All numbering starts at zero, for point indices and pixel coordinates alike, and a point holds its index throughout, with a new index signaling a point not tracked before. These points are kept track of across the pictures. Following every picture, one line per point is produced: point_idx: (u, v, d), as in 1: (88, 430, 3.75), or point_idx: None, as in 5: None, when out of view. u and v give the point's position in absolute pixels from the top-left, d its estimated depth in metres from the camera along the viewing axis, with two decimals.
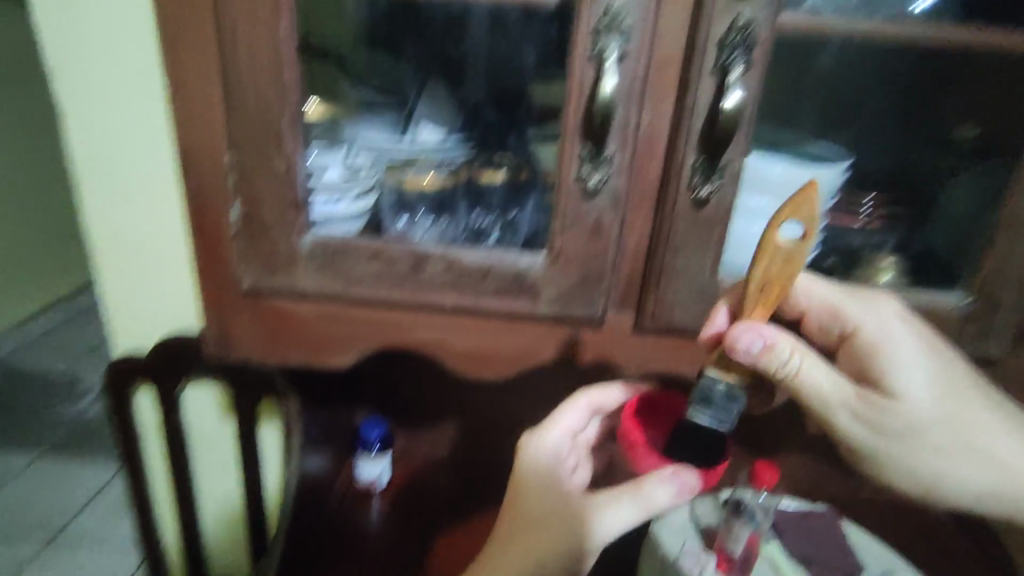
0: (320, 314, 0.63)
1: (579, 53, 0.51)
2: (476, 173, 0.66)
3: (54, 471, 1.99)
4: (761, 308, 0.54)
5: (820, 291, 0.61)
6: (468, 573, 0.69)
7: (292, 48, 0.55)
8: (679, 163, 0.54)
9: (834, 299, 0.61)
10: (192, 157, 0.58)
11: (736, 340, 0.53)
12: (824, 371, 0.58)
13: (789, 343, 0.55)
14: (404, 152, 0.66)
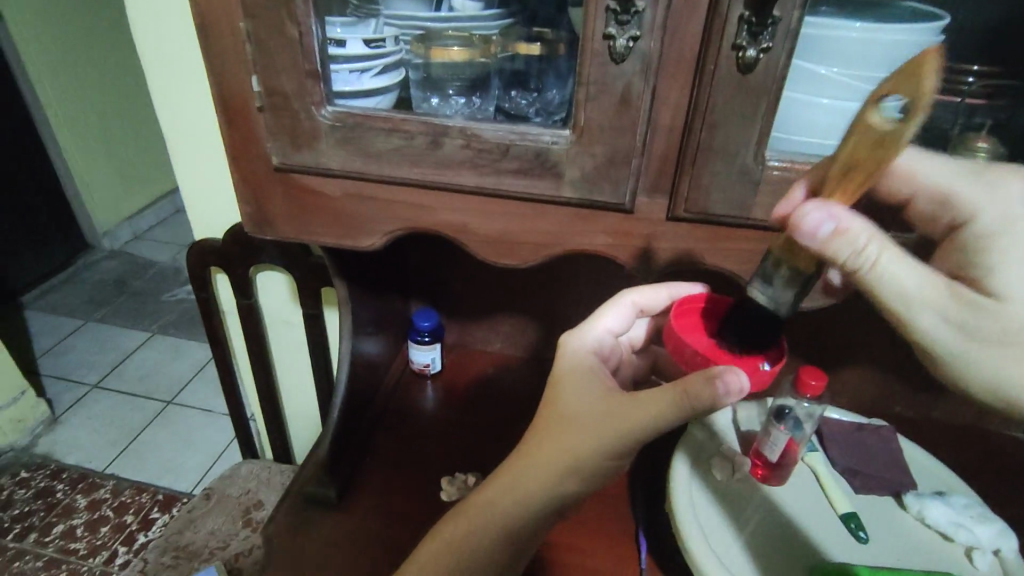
0: (347, 192, 0.63)
1: None
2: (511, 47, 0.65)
3: (166, 347, 2.36)
4: (840, 194, 0.46)
5: (927, 170, 0.51)
6: (502, 467, 0.64)
7: None
8: (722, 19, 0.47)
9: (944, 179, 0.51)
10: (210, 26, 0.57)
11: (800, 220, 0.45)
12: (912, 267, 0.46)
13: (868, 227, 0.45)
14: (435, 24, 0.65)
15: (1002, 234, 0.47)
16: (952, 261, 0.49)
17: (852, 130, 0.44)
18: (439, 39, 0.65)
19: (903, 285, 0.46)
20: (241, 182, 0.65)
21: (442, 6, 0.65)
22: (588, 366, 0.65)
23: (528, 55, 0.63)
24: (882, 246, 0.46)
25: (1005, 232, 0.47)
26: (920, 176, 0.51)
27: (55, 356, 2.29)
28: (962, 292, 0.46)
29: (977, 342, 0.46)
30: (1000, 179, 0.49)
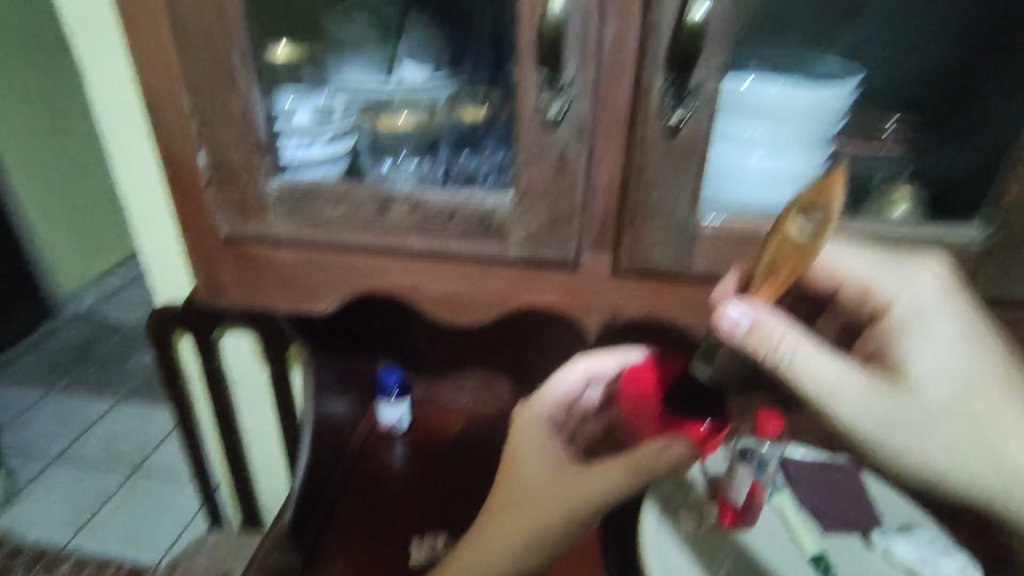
0: (298, 261, 0.63)
1: None
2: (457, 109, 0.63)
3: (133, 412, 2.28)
4: (765, 288, 0.48)
5: (852, 263, 0.54)
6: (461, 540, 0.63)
7: None
8: (647, 86, 0.50)
9: (867, 275, 0.54)
10: (157, 106, 0.58)
11: (721, 314, 0.49)
12: (829, 363, 0.50)
13: (785, 326, 0.49)
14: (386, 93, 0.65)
15: (916, 325, 0.54)
16: (873, 344, 0.56)
17: (773, 234, 0.47)
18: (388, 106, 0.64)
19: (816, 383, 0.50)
20: (191, 253, 0.65)
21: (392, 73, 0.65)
22: (537, 431, 0.65)
23: (472, 120, 0.62)
24: (800, 344, 0.49)
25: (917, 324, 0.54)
26: (849, 271, 0.55)
27: (14, 430, 2.19)
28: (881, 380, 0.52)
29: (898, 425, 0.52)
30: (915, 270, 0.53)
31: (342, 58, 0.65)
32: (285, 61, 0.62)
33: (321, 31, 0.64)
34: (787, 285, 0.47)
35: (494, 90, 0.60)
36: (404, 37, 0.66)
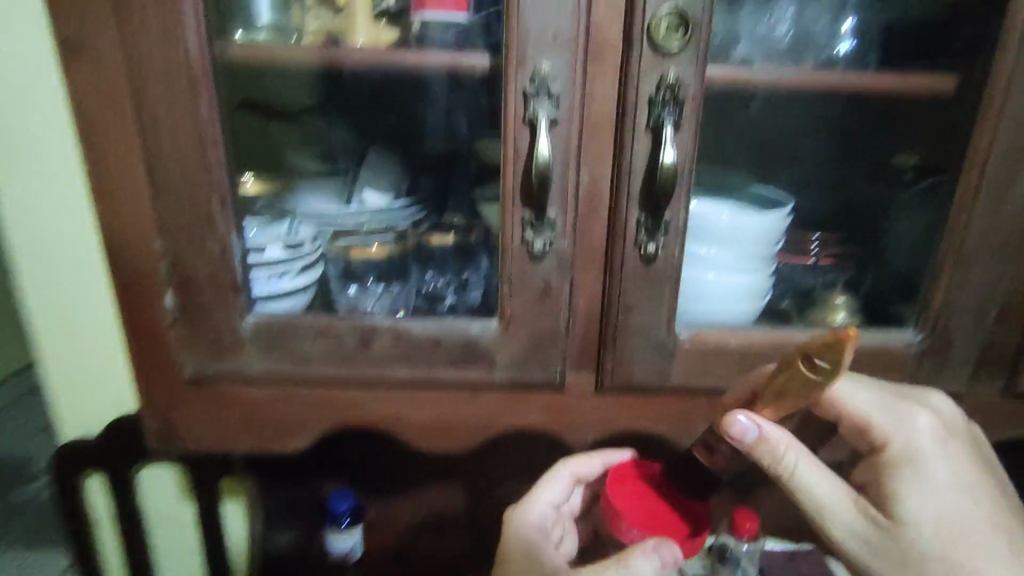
0: (271, 397, 0.60)
1: (512, 119, 0.50)
2: (426, 237, 0.63)
3: None
4: (770, 408, 0.51)
5: (860, 398, 0.54)
6: None
7: (217, 128, 0.52)
8: (623, 221, 0.53)
9: (872, 412, 0.53)
10: (121, 248, 0.55)
11: (730, 425, 0.51)
12: (828, 478, 0.53)
13: (790, 438, 0.52)
14: (351, 219, 0.64)
15: (909, 464, 0.53)
16: (868, 475, 0.55)
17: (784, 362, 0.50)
18: (356, 234, 0.63)
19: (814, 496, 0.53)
20: (146, 399, 0.60)
21: (353, 199, 0.64)
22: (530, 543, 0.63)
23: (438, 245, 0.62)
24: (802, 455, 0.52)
25: (911, 464, 0.53)
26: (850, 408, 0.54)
27: None
28: (871, 510, 0.53)
29: (888, 559, 0.52)
30: (911, 406, 0.54)
31: (305, 187, 0.64)
32: (255, 193, 0.60)
33: (283, 161, 0.63)
34: (794, 408, 0.50)
35: (463, 217, 0.62)
36: (364, 164, 0.64)
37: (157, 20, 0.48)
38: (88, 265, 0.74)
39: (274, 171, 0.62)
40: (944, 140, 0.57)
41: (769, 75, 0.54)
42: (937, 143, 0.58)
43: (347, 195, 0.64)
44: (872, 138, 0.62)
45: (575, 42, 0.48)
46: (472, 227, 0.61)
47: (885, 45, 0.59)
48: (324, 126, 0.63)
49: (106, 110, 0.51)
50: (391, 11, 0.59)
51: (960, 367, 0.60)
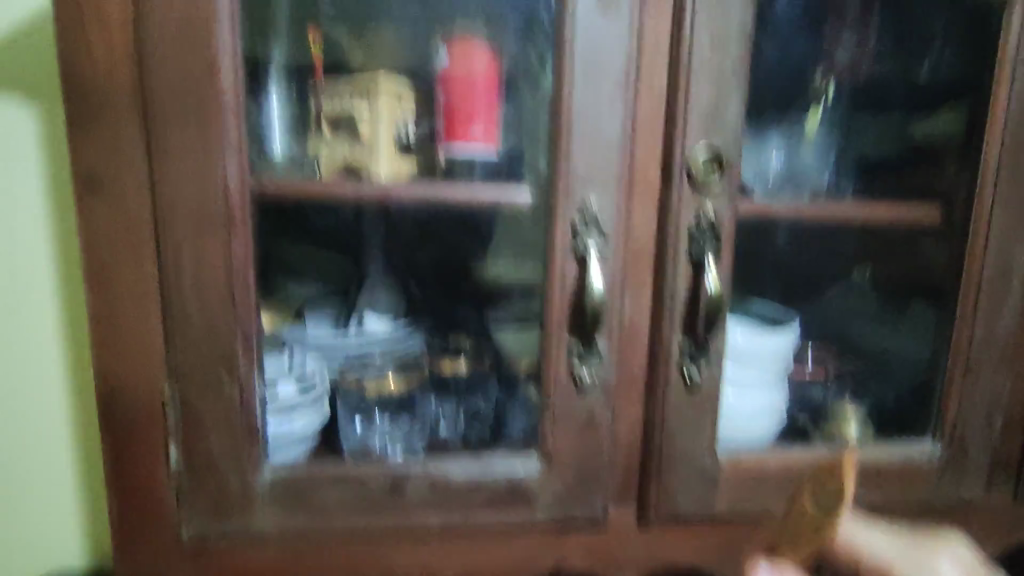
0: (283, 557, 0.53)
1: (561, 252, 0.50)
2: (437, 363, 0.60)
3: None
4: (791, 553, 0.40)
5: (877, 544, 0.41)
6: None
7: (248, 269, 0.47)
8: (667, 349, 0.53)
9: (892, 560, 0.41)
10: (123, 397, 0.48)
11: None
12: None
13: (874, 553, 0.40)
14: (354, 348, 0.59)
15: None
16: None
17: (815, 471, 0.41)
18: (365, 365, 0.59)
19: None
20: (129, 573, 0.51)
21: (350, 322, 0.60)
22: None
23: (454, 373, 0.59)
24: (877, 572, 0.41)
25: None
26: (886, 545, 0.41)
27: None
28: None
29: None
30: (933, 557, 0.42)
31: (303, 316, 0.58)
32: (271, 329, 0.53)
33: (285, 287, 0.55)
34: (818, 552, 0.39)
35: (469, 341, 0.60)
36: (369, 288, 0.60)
37: (195, 156, 0.45)
38: (67, 372, 0.72)
39: (278, 299, 0.54)
40: (915, 265, 0.64)
41: (793, 208, 0.57)
42: (912, 269, 0.64)
43: (344, 317, 0.60)
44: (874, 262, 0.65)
45: (620, 180, 0.50)
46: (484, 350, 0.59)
47: (863, 178, 0.65)
48: (333, 255, 0.57)
49: (123, 250, 0.46)
50: (414, 140, 0.56)
51: (978, 475, 0.62)
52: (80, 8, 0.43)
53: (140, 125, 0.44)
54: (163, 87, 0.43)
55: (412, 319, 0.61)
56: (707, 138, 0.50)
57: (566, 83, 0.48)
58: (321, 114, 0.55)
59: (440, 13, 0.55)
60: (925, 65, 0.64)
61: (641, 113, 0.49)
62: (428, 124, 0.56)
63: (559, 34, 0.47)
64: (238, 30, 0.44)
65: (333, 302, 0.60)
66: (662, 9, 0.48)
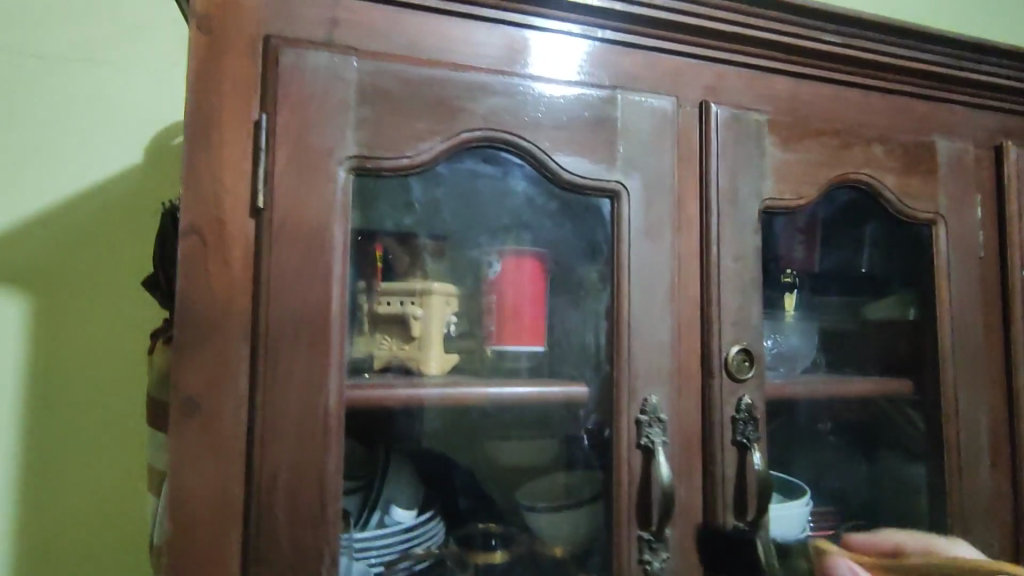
0: None
1: (626, 443, 0.55)
2: (471, 550, 0.59)
3: None
4: None
5: None
6: None
7: (339, 482, 0.48)
8: (723, 530, 0.57)
9: None
10: None
11: None
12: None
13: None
14: (381, 546, 0.55)
15: None
16: None
17: None
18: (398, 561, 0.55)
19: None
20: None
21: (372, 514, 0.55)
22: None
23: (491, 560, 0.59)
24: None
25: None
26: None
27: None
28: None
29: None
30: None
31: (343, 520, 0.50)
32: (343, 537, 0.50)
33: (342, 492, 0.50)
34: None
35: (498, 526, 0.60)
36: (387, 475, 0.56)
37: (301, 378, 0.47)
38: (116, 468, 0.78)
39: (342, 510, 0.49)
40: (890, 427, 0.73)
41: (808, 388, 0.67)
42: (885, 428, 0.73)
43: (365, 511, 0.54)
44: (856, 419, 0.72)
45: (671, 376, 0.57)
46: (517, 534, 0.61)
47: (827, 348, 0.74)
48: (371, 450, 0.53)
49: (212, 470, 0.45)
50: (456, 334, 0.58)
51: None
52: (201, 245, 0.45)
53: (248, 349, 0.46)
54: (278, 312, 0.46)
55: (429, 501, 0.59)
56: (738, 339, 0.59)
57: (625, 298, 0.55)
58: (373, 316, 0.53)
59: (505, 223, 0.57)
60: (866, 260, 0.72)
61: (683, 318, 0.58)
62: (469, 321, 0.58)
63: (618, 258, 0.56)
64: (347, 262, 0.49)
65: (359, 493, 0.53)
66: (693, 237, 0.59)
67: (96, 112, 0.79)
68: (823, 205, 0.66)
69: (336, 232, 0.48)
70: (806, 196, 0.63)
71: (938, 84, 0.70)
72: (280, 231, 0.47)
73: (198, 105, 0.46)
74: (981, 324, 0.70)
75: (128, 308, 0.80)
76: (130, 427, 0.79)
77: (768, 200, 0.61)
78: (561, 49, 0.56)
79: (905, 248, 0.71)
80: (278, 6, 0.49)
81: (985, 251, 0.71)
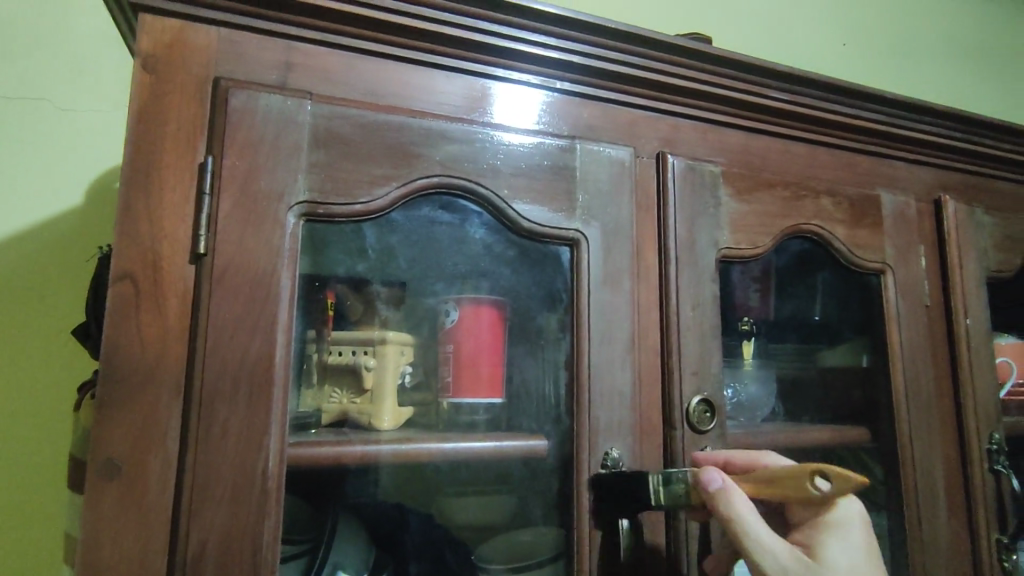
0: None
1: (586, 498, 0.53)
2: None
3: None
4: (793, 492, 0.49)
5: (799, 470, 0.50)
6: None
7: (275, 550, 0.43)
8: None
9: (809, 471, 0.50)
10: None
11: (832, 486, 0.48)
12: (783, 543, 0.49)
13: None
14: None
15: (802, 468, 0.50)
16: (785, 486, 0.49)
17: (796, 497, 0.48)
18: None
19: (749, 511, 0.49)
20: None
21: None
22: None
23: None
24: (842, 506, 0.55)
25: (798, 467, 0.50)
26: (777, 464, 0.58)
27: None
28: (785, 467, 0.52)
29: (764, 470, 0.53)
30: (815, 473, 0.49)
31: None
32: None
33: (282, 560, 0.46)
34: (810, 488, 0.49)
35: None
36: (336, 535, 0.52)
37: (239, 437, 0.43)
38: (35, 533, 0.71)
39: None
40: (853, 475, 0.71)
41: (768, 437, 0.66)
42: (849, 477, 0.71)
43: None
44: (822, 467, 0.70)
45: (632, 428, 0.55)
46: None
47: (784, 396, 0.74)
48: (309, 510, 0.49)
49: (132, 538, 0.41)
50: (410, 386, 0.55)
51: None
52: (133, 291, 0.42)
53: (180, 406, 0.43)
54: (214, 363, 0.43)
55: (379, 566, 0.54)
56: (698, 390, 0.58)
57: (585, 349, 0.54)
58: (322, 368, 0.51)
59: (462, 270, 0.55)
60: (817, 308, 0.73)
61: (643, 369, 0.57)
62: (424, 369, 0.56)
63: (577, 307, 0.55)
64: (294, 310, 0.46)
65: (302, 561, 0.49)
66: (651, 285, 0.58)
67: (33, 154, 0.75)
68: (775, 254, 0.67)
69: (283, 281, 0.46)
70: (761, 246, 0.64)
71: (878, 141, 0.73)
72: (220, 278, 0.44)
73: (136, 146, 0.44)
74: (930, 371, 0.72)
75: (60, 357, 0.74)
76: (51, 491, 0.72)
77: (724, 250, 0.62)
78: (518, 99, 0.57)
79: (855, 297, 0.72)
80: (228, 48, 0.47)
81: (931, 300, 0.73)
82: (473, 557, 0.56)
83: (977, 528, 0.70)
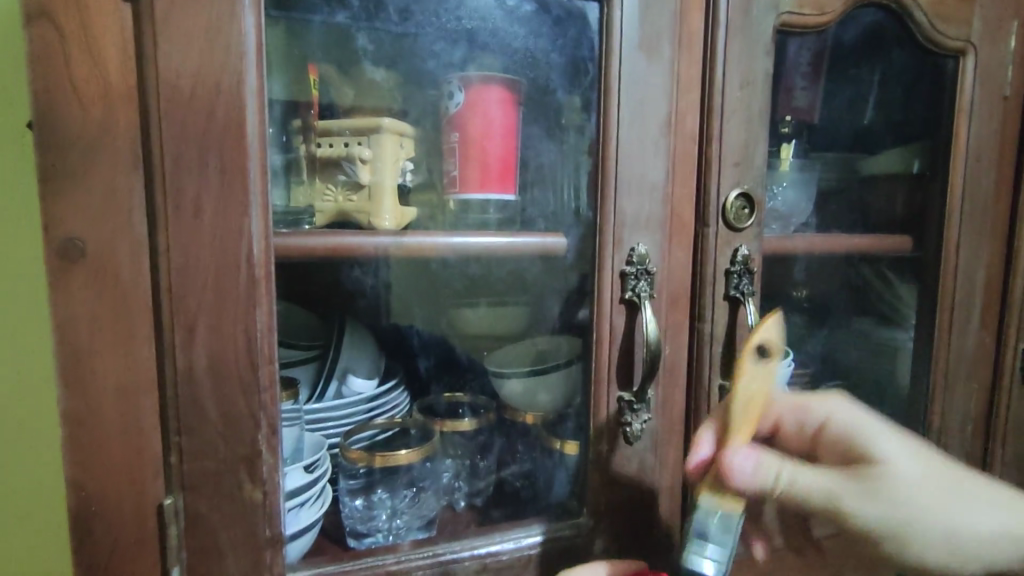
0: None
1: (608, 296, 0.48)
2: (439, 424, 0.54)
3: None
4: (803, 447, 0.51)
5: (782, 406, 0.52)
6: None
7: (271, 341, 0.40)
8: (706, 390, 0.52)
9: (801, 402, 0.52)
10: (100, 510, 0.38)
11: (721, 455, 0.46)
12: (818, 475, 0.44)
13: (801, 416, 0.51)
14: (342, 414, 0.51)
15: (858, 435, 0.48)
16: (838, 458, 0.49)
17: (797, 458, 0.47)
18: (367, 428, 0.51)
19: (776, 472, 0.43)
20: None
21: (328, 386, 0.51)
22: None
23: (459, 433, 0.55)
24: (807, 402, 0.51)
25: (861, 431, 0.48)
26: (781, 418, 0.52)
27: None
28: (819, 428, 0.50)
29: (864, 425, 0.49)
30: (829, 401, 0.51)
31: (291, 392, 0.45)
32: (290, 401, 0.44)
33: (286, 360, 0.44)
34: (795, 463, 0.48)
35: (464, 392, 0.56)
36: (345, 336, 0.52)
37: (216, 217, 0.38)
38: None
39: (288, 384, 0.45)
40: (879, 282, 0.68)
41: (806, 243, 0.60)
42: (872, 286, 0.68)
43: (320, 382, 0.51)
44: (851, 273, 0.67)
45: (662, 223, 0.49)
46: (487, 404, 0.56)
47: (821, 206, 0.67)
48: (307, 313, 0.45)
49: (110, 326, 0.37)
50: (410, 185, 0.48)
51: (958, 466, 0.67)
52: (63, 46, 0.34)
53: (143, 182, 0.36)
54: (176, 131, 0.36)
55: (391, 367, 0.55)
56: (739, 182, 0.51)
57: (613, 129, 0.46)
58: (313, 156, 0.44)
59: (467, 27, 0.48)
60: (870, 106, 0.66)
61: (678, 158, 0.49)
62: (426, 170, 0.49)
63: (605, 77, 0.46)
64: (263, 68, 0.38)
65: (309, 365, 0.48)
66: (695, 57, 0.49)
67: None
68: (840, 27, 0.56)
69: (246, 25, 0.37)
70: (829, 12, 0.53)
71: None
72: (170, 25, 0.35)
73: None
74: (994, 173, 0.63)
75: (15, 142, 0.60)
76: (10, 331, 0.61)
77: (785, 17, 0.51)
78: None
79: (922, 85, 0.63)
80: None
81: (1011, 90, 0.62)
82: (484, 357, 0.56)
83: (1006, 340, 0.66)
